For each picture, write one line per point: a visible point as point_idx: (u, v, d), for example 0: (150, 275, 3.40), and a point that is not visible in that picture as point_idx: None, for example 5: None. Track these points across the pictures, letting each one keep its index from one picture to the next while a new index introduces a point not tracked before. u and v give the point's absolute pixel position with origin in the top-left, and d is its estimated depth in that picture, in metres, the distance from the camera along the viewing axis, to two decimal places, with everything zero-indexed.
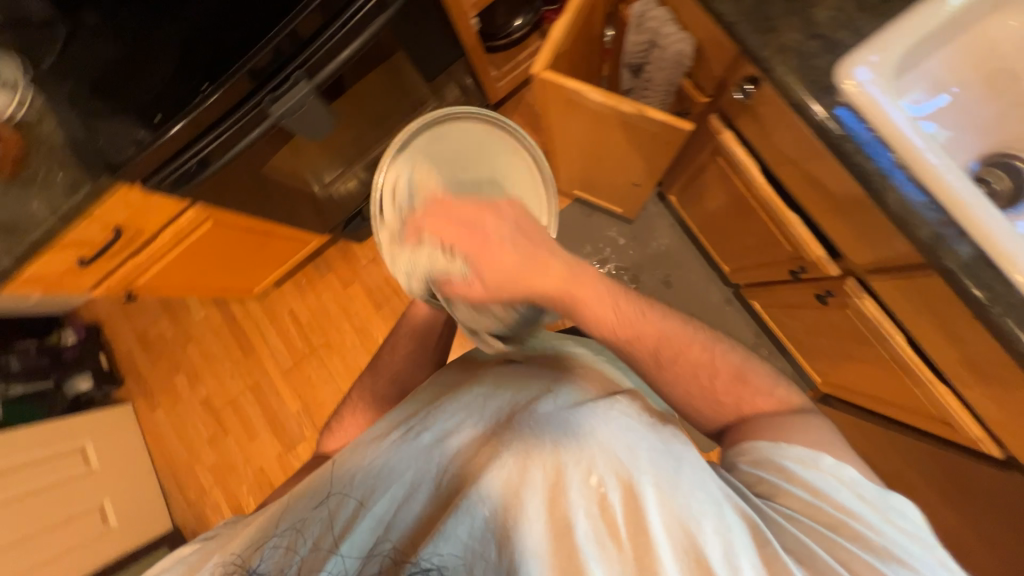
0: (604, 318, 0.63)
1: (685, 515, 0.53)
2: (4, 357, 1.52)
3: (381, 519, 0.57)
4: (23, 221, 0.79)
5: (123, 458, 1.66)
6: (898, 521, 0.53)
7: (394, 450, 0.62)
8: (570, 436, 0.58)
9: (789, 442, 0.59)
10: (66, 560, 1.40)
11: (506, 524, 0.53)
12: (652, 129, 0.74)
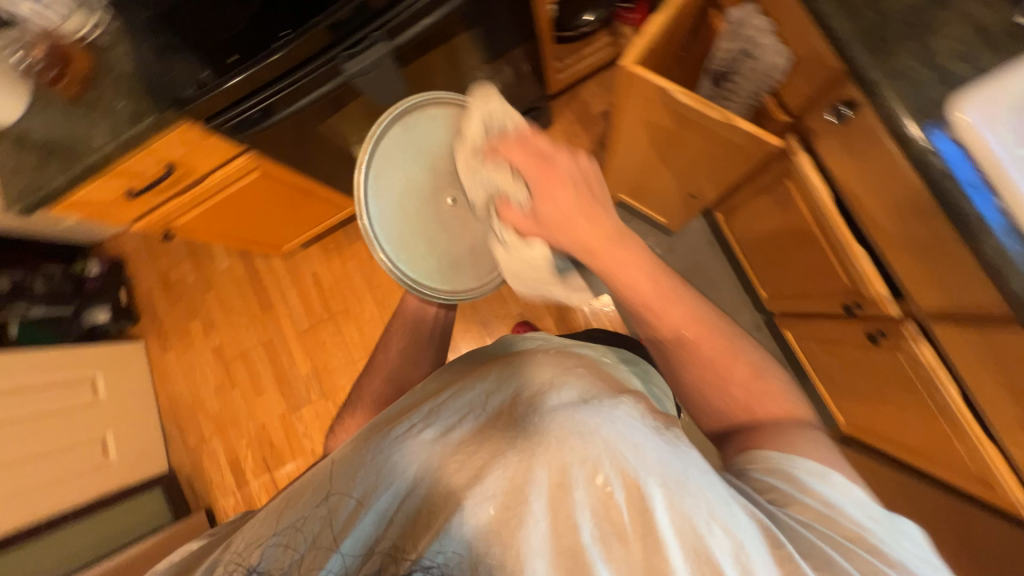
0: (672, 315, 0.65)
1: (703, 518, 0.47)
2: (30, 278, 1.53)
3: (381, 514, 0.52)
4: (84, 144, 0.79)
5: (130, 394, 1.67)
6: (913, 545, 0.50)
7: (383, 445, 0.56)
8: (571, 424, 0.50)
9: (798, 454, 0.57)
10: (64, 486, 1.41)
11: (510, 529, 0.46)
12: (731, 139, 0.72)
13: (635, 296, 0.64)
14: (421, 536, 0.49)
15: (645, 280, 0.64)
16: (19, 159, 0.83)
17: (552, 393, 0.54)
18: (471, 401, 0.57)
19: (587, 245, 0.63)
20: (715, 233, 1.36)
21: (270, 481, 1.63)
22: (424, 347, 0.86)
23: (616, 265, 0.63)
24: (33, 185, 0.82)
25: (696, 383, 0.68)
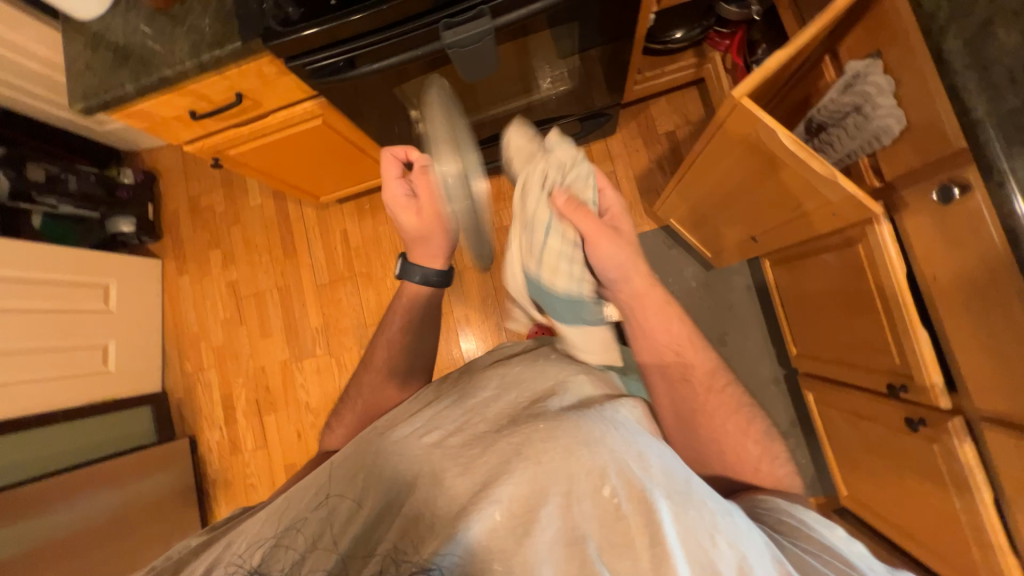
0: (682, 364, 0.75)
1: (704, 530, 0.50)
2: (65, 173, 1.47)
3: (381, 517, 0.53)
4: (159, 55, 0.77)
5: (138, 309, 1.66)
6: None
7: (386, 449, 0.59)
8: (570, 437, 0.54)
9: (808, 507, 0.61)
10: (59, 385, 1.41)
11: (519, 536, 0.49)
12: (825, 194, 0.69)
13: (661, 323, 0.74)
14: (427, 531, 0.50)
15: (674, 322, 0.75)
16: (92, 56, 0.80)
17: (551, 409, 0.59)
18: (474, 415, 0.61)
19: (635, 289, 0.73)
20: (754, 278, 1.34)
21: (259, 423, 1.64)
22: (426, 330, 0.83)
23: (651, 308, 0.74)
24: (100, 85, 0.79)
25: (704, 421, 0.70)
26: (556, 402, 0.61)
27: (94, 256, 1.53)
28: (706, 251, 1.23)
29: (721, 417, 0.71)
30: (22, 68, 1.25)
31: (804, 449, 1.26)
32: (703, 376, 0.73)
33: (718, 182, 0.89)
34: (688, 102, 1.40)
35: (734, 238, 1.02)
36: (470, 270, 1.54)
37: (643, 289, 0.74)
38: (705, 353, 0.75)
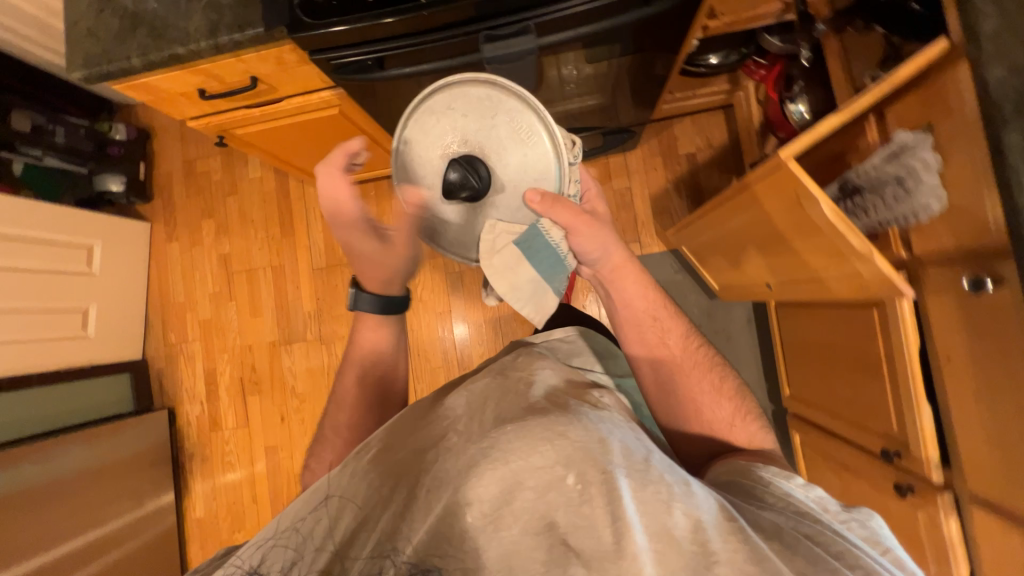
0: (657, 326, 0.75)
1: (662, 502, 0.44)
2: (53, 124, 1.40)
3: (353, 528, 0.48)
4: (170, 30, 0.71)
5: (124, 273, 1.60)
6: (863, 531, 0.50)
7: (369, 464, 0.54)
8: (533, 428, 0.47)
9: (764, 464, 0.62)
10: (36, 347, 1.36)
11: (488, 536, 0.43)
12: (854, 268, 0.65)
13: (633, 293, 0.75)
14: (409, 527, 0.45)
15: (645, 297, 0.76)
16: (95, 20, 0.73)
17: (523, 405, 0.53)
18: (439, 420, 0.55)
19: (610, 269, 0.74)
20: (755, 311, 1.34)
21: (243, 401, 1.62)
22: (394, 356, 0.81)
23: (624, 284, 0.75)
24: (102, 55, 0.73)
25: (682, 383, 0.73)
26: (529, 395, 0.55)
27: (80, 216, 1.45)
28: (714, 283, 1.21)
29: (701, 370, 0.75)
30: (11, 9, 1.15)
31: None
32: (673, 344, 0.75)
33: (744, 225, 0.85)
34: (713, 125, 1.37)
35: (745, 278, 1.01)
36: (472, 269, 1.51)
37: (619, 268, 0.74)
38: (676, 323, 0.77)
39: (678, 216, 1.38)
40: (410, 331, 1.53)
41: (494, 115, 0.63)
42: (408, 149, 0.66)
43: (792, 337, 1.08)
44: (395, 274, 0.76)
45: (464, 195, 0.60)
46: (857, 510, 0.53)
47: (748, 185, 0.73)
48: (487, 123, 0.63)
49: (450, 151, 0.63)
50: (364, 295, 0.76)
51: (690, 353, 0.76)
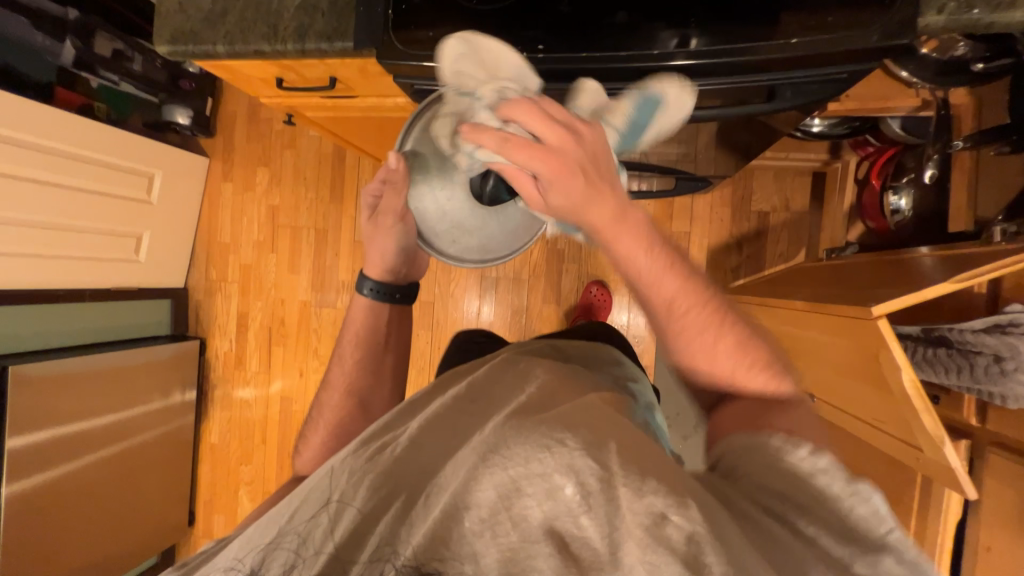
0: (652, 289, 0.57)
1: (657, 511, 0.36)
2: (133, 53, 1.36)
3: (352, 530, 0.38)
4: (259, 24, 0.68)
5: (178, 205, 1.64)
6: (863, 503, 0.40)
7: (364, 463, 0.44)
8: (534, 428, 0.42)
9: (770, 431, 0.48)
10: (90, 266, 1.44)
11: (491, 544, 0.36)
12: (916, 447, 0.61)
13: (623, 259, 0.56)
14: (417, 520, 0.38)
15: (641, 251, 0.56)
16: None
17: (524, 410, 0.48)
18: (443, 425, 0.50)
19: (593, 227, 0.53)
20: None
21: (268, 349, 1.70)
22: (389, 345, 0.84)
23: (615, 237, 0.54)
24: (188, 34, 0.70)
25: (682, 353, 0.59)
26: (519, 405, 0.50)
27: (146, 145, 1.48)
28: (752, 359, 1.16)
29: (702, 332, 0.58)
30: None
31: None
32: (666, 302, 0.58)
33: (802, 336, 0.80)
34: (796, 187, 1.26)
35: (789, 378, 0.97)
36: (508, 278, 1.49)
37: (607, 217, 0.53)
38: (678, 278, 0.58)
39: (732, 275, 1.31)
40: (436, 324, 1.54)
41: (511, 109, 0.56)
42: (418, 156, 0.67)
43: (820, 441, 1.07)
44: (398, 275, 0.82)
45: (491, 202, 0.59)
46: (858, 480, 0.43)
47: (821, 311, 0.68)
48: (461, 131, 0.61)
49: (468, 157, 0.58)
50: (366, 280, 0.83)
51: (682, 315, 0.58)
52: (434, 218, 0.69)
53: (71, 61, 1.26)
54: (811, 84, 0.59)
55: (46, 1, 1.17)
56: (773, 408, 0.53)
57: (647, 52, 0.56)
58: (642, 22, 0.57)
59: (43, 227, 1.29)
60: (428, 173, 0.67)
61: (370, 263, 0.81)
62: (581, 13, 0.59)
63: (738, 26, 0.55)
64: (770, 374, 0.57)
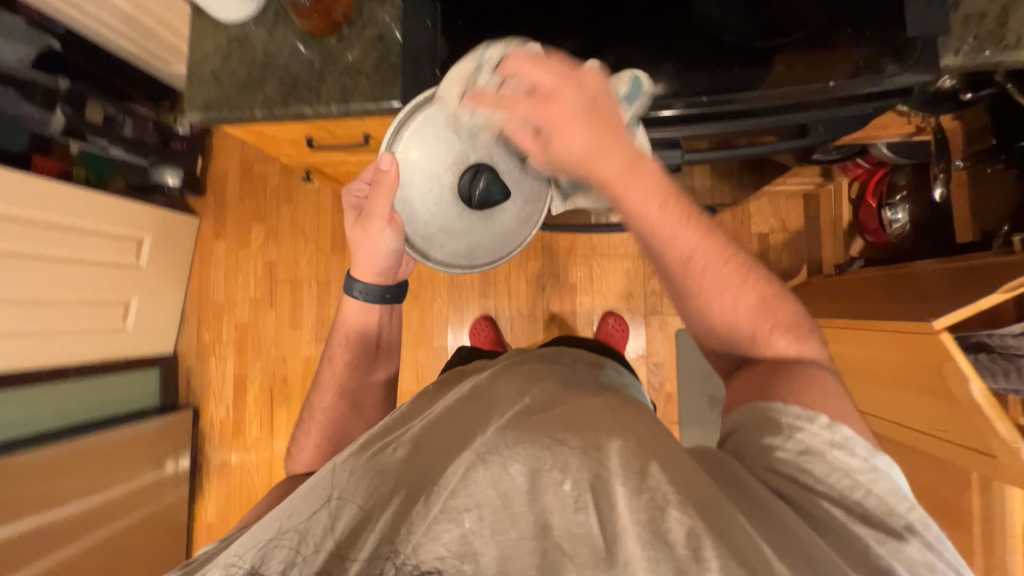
0: (672, 243, 0.55)
1: (657, 507, 0.39)
2: (123, 117, 1.35)
3: (349, 523, 0.41)
4: (300, 87, 0.69)
5: (168, 267, 1.57)
6: (880, 481, 0.44)
7: (361, 466, 0.46)
8: (527, 435, 0.45)
9: (781, 400, 0.49)
10: (76, 341, 1.33)
11: (491, 541, 0.38)
12: (985, 451, 0.66)
13: (640, 210, 0.53)
14: (418, 518, 0.40)
15: (654, 206, 0.52)
16: (222, 63, 0.70)
17: (526, 414, 0.49)
18: (440, 423, 0.51)
19: (605, 182, 0.52)
20: None
21: (271, 412, 1.60)
22: (381, 338, 0.83)
23: (626, 190, 0.51)
24: (223, 101, 0.70)
25: (704, 309, 0.57)
26: (517, 411, 0.50)
27: (136, 209, 1.42)
28: None
29: (728, 293, 0.57)
30: None
31: None
32: (687, 262, 0.56)
33: (855, 355, 0.88)
34: (790, 208, 1.33)
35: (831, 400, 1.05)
36: (523, 315, 1.47)
37: (618, 165, 0.51)
38: (696, 233, 0.55)
39: None
40: None
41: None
42: (413, 158, 0.63)
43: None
44: (389, 275, 0.78)
45: (479, 207, 0.63)
46: (879, 455, 0.46)
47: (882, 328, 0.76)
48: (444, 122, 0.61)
49: (457, 164, 0.62)
50: (356, 281, 0.78)
51: (703, 271, 0.56)
52: (427, 228, 0.66)
53: (60, 128, 1.22)
54: (842, 120, 0.64)
55: (35, 72, 1.14)
56: (786, 373, 0.53)
57: (696, 99, 0.60)
58: (689, 71, 0.60)
59: (29, 304, 1.20)
60: (425, 182, 0.63)
61: (358, 263, 0.76)
62: (628, 64, 0.61)
63: (783, 72, 0.59)
64: (794, 334, 0.56)
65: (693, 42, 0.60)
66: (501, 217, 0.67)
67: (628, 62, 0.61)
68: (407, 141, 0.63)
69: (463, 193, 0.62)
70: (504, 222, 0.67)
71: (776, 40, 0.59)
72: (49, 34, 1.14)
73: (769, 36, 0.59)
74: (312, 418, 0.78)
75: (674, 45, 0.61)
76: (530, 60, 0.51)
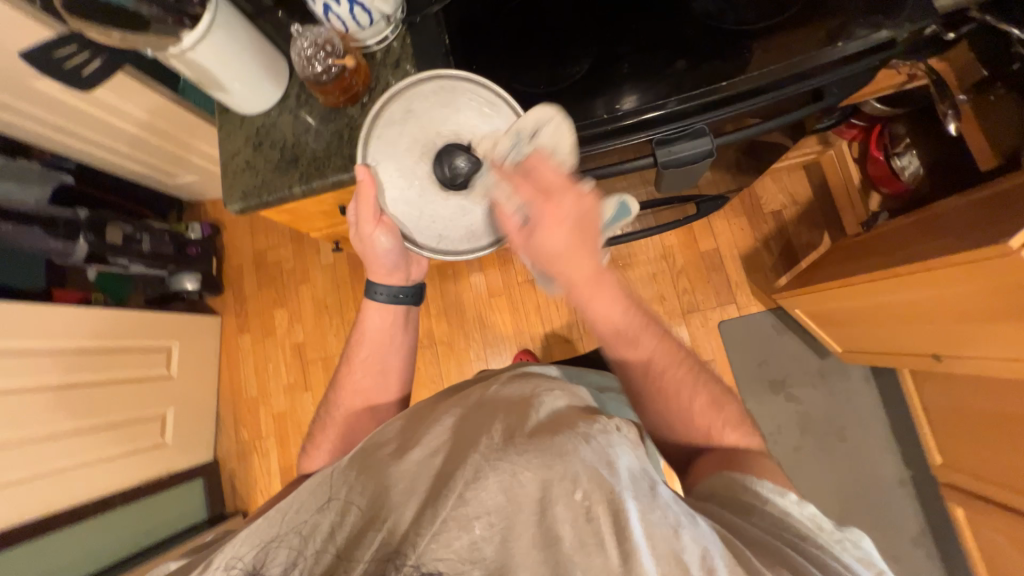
0: (637, 344, 0.65)
1: (669, 525, 0.40)
2: (140, 234, 1.37)
3: (356, 526, 0.44)
4: (332, 157, 0.72)
5: (199, 371, 1.55)
6: (853, 550, 0.48)
7: (369, 469, 0.49)
8: (542, 441, 0.43)
9: (756, 475, 0.55)
10: (116, 466, 1.29)
11: (499, 548, 0.39)
12: None
13: (602, 313, 0.64)
14: (428, 521, 0.40)
15: (616, 313, 0.64)
16: (253, 154, 0.74)
17: (537, 420, 0.47)
18: (455, 428, 0.50)
19: (572, 279, 0.62)
20: (871, 369, 1.31)
21: None
22: (397, 345, 0.79)
23: (589, 295, 0.63)
24: (261, 187, 0.73)
25: (665, 388, 0.65)
26: (528, 419, 0.48)
27: (160, 319, 1.43)
28: (833, 346, 1.23)
29: (681, 393, 0.65)
30: (111, 128, 1.15)
31: (935, 558, 1.22)
32: (646, 363, 0.65)
33: (911, 300, 0.89)
34: (795, 181, 1.36)
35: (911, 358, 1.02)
36: (563, 342, 1.45)
37: (584, 272, 0.62)
38: (657, 339, 0.66)
39: (774, 274, 1.35)
40: None
41: (453, 105, 0.61)
42: (386, 167, 0.62)
43: (945, 394, 1.09)
44: (405, 274, 0.77)
45: (466, 182, 0.60)
46: (846, 531, 0.50)
47: (936, 268, 0.80)
48: (419, 119, 0.61)
49: (428, 153, 0.61)
50: (375, 284, 0.77)
51: (662, 373, 0.65)
52: (420, 219, 0.62)
53: (83, 256, 1.25)
54: (853, 78, 0.65)
55: (55, 207, 1.19)
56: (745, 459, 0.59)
57: (716, 86, 0.62)
58: (703, 63, 0.64)
59: (67, 435, 1.18)
60: (406, 184, 0.62)
61: (369, 268, 0.75)
62: (643, 69, 0.64)
63: (792, 45, 0.63)
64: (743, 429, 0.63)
65: (699, 38, 0.64)
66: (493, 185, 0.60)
67: (643, 65, 0.64)
68: (376, 149, 0.61)
69: (448, 179, 0.60)
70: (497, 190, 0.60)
71: (774, 20, 0.64)
72: (62, 171, 1.23)
73: (771, 16, 0.64)
74: (326, 422, 0.76)
75: (683, 44, 0.64)
76: (551, 158, 0.58)
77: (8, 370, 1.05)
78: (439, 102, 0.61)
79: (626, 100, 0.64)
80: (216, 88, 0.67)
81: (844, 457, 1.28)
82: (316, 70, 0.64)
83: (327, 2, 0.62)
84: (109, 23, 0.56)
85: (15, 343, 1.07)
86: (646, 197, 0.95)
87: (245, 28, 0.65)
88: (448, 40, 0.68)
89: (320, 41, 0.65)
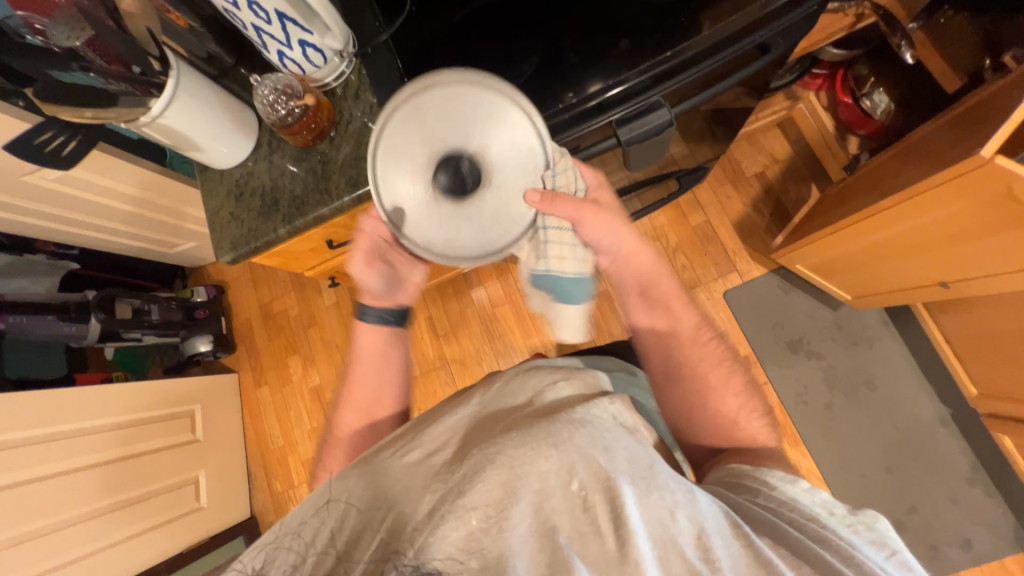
0: (685, 316, 0.70)
1: (665, 509, 0.42)
2: (148, 305, 1.41)
3: (352, 534, 0.43)
4: (311, 195, 0.74)
5: (224, 429, 1.56)
6: (865, 532, 0.47)
7: (367, 470, 0.49)
8: (536, 433, 0.44)
9: (767, 466, 0.55)
10: (156, 535, 1.30)
11: (497, 538, 0.38)
12: None
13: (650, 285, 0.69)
14: (423, 526, 0.40)
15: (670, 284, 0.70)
16: (236, 205, 0.77)
17: (533, 416, 0.48)
18: (453, 430, 0.51)
19: (639, 249, 0.66)
20: (888, 312, 1.29)
21: None
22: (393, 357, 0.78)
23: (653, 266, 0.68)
24: (247, 234, 0.75)
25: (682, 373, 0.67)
26: (526, 416, 0.49)
27: (178, 384, 1.46)
28: (843, 294, 1.22)
29: (720, 364, 0.68)
30: (106, 209, 1.20)
31: (996, 495, 1.16)
32: (691, 329, 0.69)
33: (909, 229, 0.88)
34: (773, 140, 1.36)
35: (921, 290, 1.01)
36: (574, 339, 1.44)
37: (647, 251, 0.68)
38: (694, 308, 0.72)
39: (771, 236, 1.34)
40: None
41: (404, 139, 0.54)
42: (434, 236, 0.55)
43: (966, 324, 1.07)
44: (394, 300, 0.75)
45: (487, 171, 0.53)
46: (865, 512, 0.49)
47: (926, 191, 0.79)
48: (399, 180, 0.55)
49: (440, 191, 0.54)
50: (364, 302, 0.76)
51: (706, 340, 0.69)
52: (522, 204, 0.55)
53: (97, 335, 1.30)
54: (794, 27, 0.66)
55: (65, 293, 1.26)
56: None
57: (663, 56, 0.64)
58: (646, 39, 0.65)
59: (103, 512, 1.19)
60: (460, 228, 0.55)
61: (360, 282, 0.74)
62: (589, 56, 0.66)
63: (729, 5, 0.64)
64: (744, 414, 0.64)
65: (637, 17, 0.66)
66: (505, 154, 0.54)
67: (590, 52, 0.66)
68: (418, 236, 0.55)
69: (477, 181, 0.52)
70: (507, 151, 0.54)
71: None
72: (67, 258, 1.31)
73: None
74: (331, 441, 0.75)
75: (622, 25, 0.66)
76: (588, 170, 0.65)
77: (37, 456, 1.08)
78: (401, 146, 0.55)
79: (585, 87, 0.65)
80: (192, 149, 0.71)
81: (879, 406, 1.24)
82: (281, 113, 0.68)
83: (281, 49, 0.66)
84: (79, 104, 0.60)
85: (39, 430, 1.11)
86: (623, 179, 0.96)
87: (211, 90, 0.69)
88: (401, 63, 0.70)
89: (280, 86, 0.68)
